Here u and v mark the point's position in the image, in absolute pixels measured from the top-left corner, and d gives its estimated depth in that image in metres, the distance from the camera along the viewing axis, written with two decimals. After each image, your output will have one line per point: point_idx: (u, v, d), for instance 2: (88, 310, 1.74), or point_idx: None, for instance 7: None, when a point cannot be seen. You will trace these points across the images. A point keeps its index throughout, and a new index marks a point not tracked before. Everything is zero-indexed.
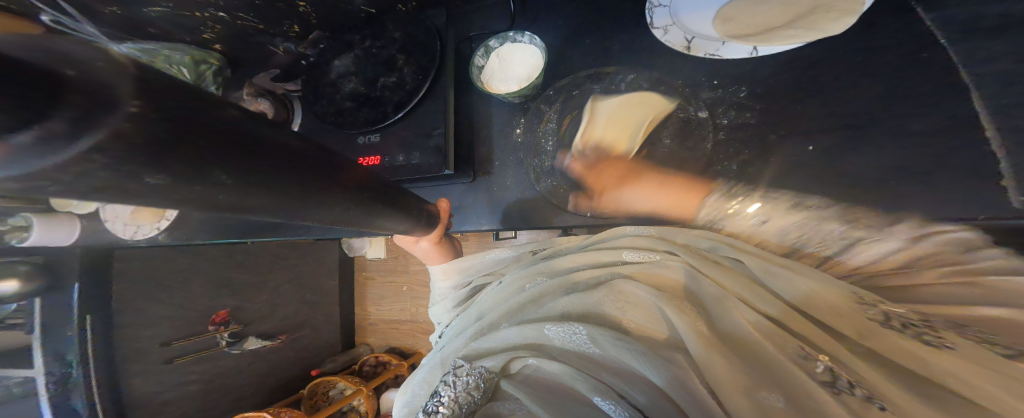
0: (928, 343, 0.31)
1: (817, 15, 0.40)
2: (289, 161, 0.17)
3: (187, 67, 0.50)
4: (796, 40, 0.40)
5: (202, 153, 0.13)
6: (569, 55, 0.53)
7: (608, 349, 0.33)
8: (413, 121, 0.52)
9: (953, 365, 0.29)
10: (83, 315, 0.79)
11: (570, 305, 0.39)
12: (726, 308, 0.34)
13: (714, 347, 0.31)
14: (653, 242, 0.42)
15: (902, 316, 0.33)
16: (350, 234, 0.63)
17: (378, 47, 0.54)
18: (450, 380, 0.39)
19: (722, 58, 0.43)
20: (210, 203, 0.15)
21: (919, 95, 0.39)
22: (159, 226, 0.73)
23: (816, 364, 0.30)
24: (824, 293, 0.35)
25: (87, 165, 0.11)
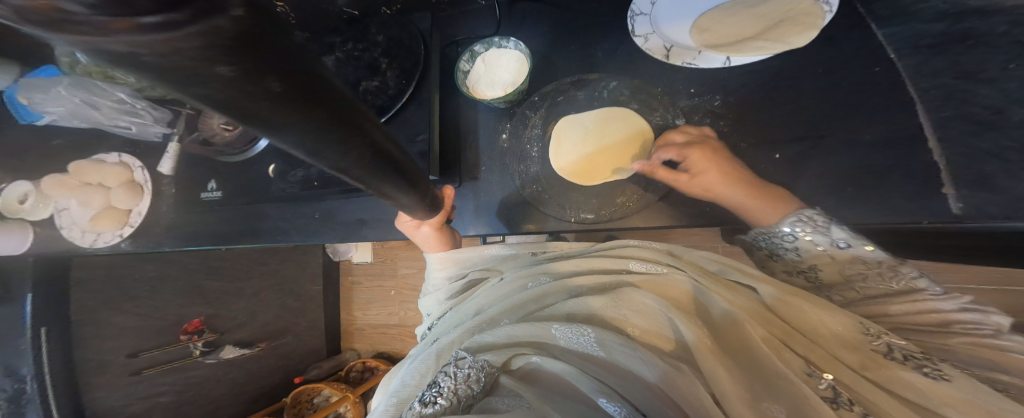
0: (926, 374, 0.31)
1: (784, 28, 0.44)
2: (329, 96, 0.16)
3: None
4: (764, 51, 0.44)
5: (263, 58, 0.12)
6: (554, 60, 0.53)
7: (613, 353, 0.34)
8: (396, 126, 0.52)
9: (943, 396, 0.30)
10: (37, 328, 0.73)
11: (577, 308, 0.40)
12: (738, 323, 0.36)
13: (719, 358, 0.33)
14: (659, 257, 0.45)
15: (904, 349, 0.34)
16: (330, 240, 0.62)
17: (360, 50, 0.53)
18: (450, 370, 0.37)
19: (698, 67, 0.46)
20: (247, 112, 0.14)
21: (872, 108, 0.42)
22: (122, 234, 0.70)
23: (820, 381, 0.32)
24: (829, 323, 0.36)
25: (189, 44, 0.10)
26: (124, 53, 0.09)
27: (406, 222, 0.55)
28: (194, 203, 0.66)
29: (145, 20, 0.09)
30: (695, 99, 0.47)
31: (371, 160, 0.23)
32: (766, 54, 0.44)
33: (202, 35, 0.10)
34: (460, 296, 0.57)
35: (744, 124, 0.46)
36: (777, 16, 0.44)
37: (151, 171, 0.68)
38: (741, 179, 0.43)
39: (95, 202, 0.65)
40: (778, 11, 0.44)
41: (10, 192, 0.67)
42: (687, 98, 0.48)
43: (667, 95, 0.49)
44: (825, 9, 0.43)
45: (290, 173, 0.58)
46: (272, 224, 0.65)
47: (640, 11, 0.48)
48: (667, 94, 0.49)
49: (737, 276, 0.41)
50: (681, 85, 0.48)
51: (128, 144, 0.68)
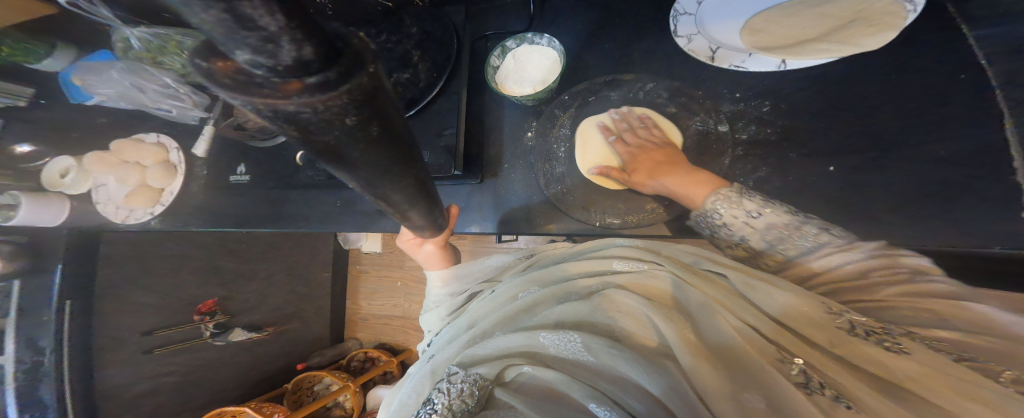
0: (888, 347, 0.28)
1: (852, 30, 0.40)
2: (400, 146, 0.18)
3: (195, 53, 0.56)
4: (828, 54, 0.40)
5: (369, 112, 0.14)
6: (587, 59, 0.53)
7: (602, 357, 0.32)
8: (425, 119, 0.51)
9: (912, 370, 0.26)
10: (63, 301, 0.76)
11: (566, 313, 0.38)
12: (712, 314, 0.32)
13: (701, 354, 0.30)
14: (640, 254, 0.42)
15: (864, 323, 0.30)
16: (348, 229, 0.61)
17: (393, 42, 0.53)
18: (444, 386, 0.36)
19: (748, 70, 0.43)
20: (331, 155, 0.16)
21: (938, 120, 0.39)
22: (153, 212, 0.71)
23: (791, 366, 0.28)
24: (795, 302, 0.32)
25: (331, 102, 0.12)
26: (248, 91, 0.11)
27: (409, 240, 0.58)
28: (223, 185, 0.68)
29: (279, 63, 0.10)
30: (740, 103, 0.45)
31: (395, 199, 0.23)
32: (829, 57, 0.40)
33: (345, 93, 0.12)
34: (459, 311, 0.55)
35: (795, 130, 0.43)
36: (846, 15, 0.40)
37: (187, 153, 0.70)
38: (671, 165, 0.44)
39: (131, 180, 0.67)
40: (848, 10, 0.40)
41: (53, 168, 0.70)
42: (731, 103, 0.45)
43: (709, 99, 0.46)
44: (908, 9, 0.38)
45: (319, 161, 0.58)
46: (294, 210, 0.65)
47: (684, 11, 0.46)
48: (708, 98, 0.46)
49: (709, 265, 0.38)
50: (725, 88, 0.45)
51: (168, 126, 0.71)
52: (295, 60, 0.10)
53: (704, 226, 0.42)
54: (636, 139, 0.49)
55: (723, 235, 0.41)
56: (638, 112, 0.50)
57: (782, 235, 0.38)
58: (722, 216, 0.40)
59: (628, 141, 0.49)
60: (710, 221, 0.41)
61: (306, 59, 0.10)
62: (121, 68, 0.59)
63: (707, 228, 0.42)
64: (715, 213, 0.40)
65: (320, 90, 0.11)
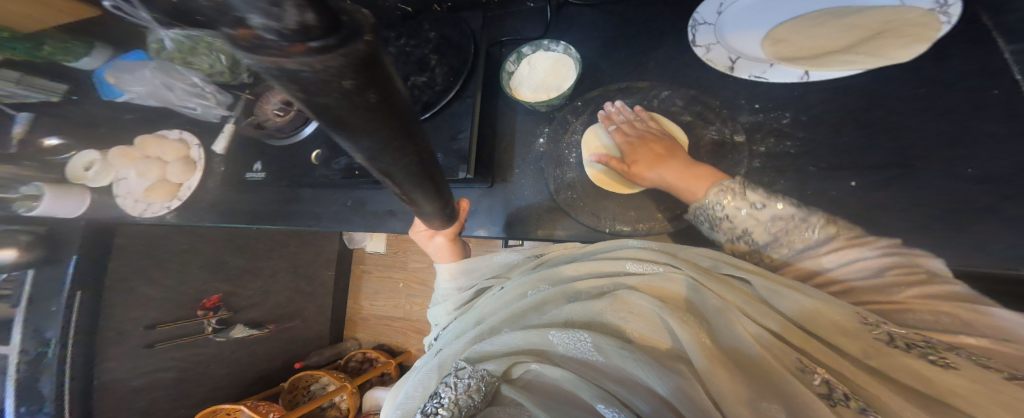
0: (932, 361, 0.27)
1: (882, 41, 0.40)
2: (401, 113, 0.16)
3: (225, 55, 0.62)
4: (854, 65, 0.40)
5: (370, 75, 0.12)
6: (602, 67, 0.54)
7: (613, 358, 0.30)
8: (439, 121, 0.52)
9: (953, 384, 0.25)
10: (74, 291, 0.77)
11: (575, 312, 0.36)
12: (729, 320, 0.31)
13: (717, 359, 0.29)
14: (657, 255, 0.40)
15: (904, 337, 0.29)
16: (358, 229, 0.62)
17: (412, 46, 0.55)
18: (450, 380, 0.35)
19: (770, 80, 0.44)
20: (331, 122, 0.14)
21: (963, 133, 0.39)
22: (170, 206, 0.72)
23: (811, 375, 0.27)
24: (826, 311, 0.31)
25: (332, 66, 0.10)
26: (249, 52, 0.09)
27: (420, 232, 0.57)
28: (238, 182, 0.69)
29: (277, 28, 0.08)
30: (757, 115, 0.45)
31: (406, 180, 0.23)
32: (855, 69, 0.40)
33: (343, 57, 0.10)
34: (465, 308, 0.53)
35: (813, 143, 0.43)
36: (877, 25, 0.40)
37: (206, 150, 0.71)
38: (672, 157, 0.46)
39: (152, 173, 0.70)
40: (881, 20, 0.40)
41: (78, 159, 0.72)
42: (750, 115, 0.45)
43: (727, 109, 0.46)
44: (942, 21, 0.38)
45: (334, 160, 0.58)
46: (305, 209, 0.66)
47: (703, 21, 0.46)
48: (726, 107, 0.46)
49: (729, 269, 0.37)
50: (743, 98, 0.45)
51: (190, 123, 0.73)
52: (298, 29, 0.08)
53: (704, 220, 0.43)
54: (633, 130, 0.49)
55: (725, 227, 0.42)
56: (634, 106, 0.50)
57: (786, 228, 0.39)
58: (725, 207, 0.41)
59: (626, 131, 0.50)
60: (712, 214, 0.42)
61: (307, 27, 0.08)
62: (154, 67, 0.62)
63: (708, 223, 0.43)
64: (718, 205, 0.41)
65: (326, 53, 0.10)
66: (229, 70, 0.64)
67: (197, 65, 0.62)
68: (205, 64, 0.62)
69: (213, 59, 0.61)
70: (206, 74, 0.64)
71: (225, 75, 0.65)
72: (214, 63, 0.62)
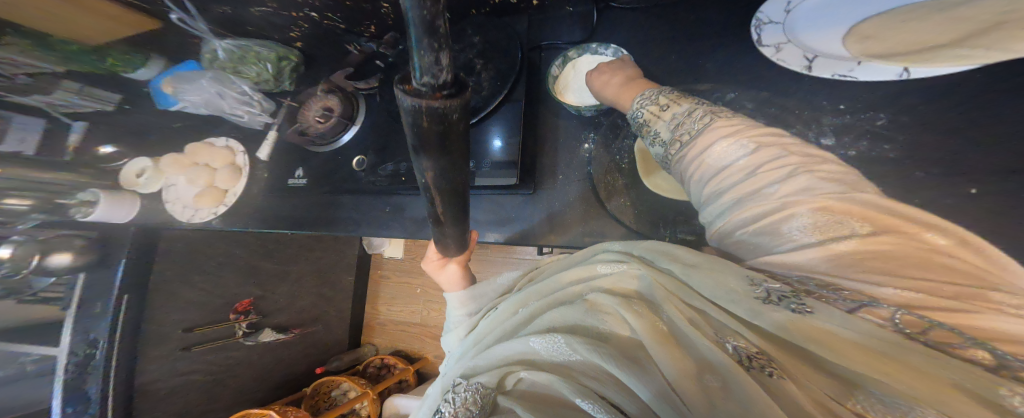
0: (845, 312, 0.20)
1: (996, 35, 0.35)
2: (464, 174, 0.20)
3: (271, 62, 0.63)
4: (966, 60, 0.35)
5: (461, 131, 0.16)
6: (653, 69, 0.51)
7: (584, 356, 0.27)
8: (488, 126, 0.50)
9: (847, 350, 0.19)
10: (121, 294, 0.80)
11: (554, 319, 0.32)
12: (664, 304, 0.26)
13: (670, 349, 0.24)
14: (626, 252, 0.34)
15: (794, 292, 0.23)
16: (397, 235, 0.61)
17: (457, 50, 0.54)
18: (449, 397, 0.34)
19: (858, 79, 0.40)
20: (439, 168, 0.18)
21: None
22: (216, 211, 0.73)
23: (760, 367, 0.21)
24: (717, 281, 0.25)
25: (452, 112, 0.15)
26: (424, 102, 0.14)
27: (432, 261, 0.58)
28: (277, 189, 0.70)
29: (433, 81, 0.14)
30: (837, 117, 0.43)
31: (456, 213, 0.25)
32: (969, 65, 0.36)
33: (460, 107, 0.15)
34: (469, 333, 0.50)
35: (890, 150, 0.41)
36: (982, 20, 0.36)
37: (251, 156, 0.73)
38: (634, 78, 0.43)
39: (200, 180, 0.71)
40: (991, 13, 0.36)
41: (127, 169, 0.74)
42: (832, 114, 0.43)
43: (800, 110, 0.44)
44: None
45: (381, 166, 0.56)
46: (342, 215, 0.66)
47: (769, 20, 0.44)
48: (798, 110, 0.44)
49: (663, 257, 0.30)
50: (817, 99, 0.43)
51: (234, 130, 0.75)
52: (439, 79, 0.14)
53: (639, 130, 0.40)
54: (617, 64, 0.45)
55: (658, 137, 0.37)
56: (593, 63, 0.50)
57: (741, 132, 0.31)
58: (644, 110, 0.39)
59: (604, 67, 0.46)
60: (638, 122, 0.40)
61: (443, 82, 0.14)
62: (210, 77, 0.64)
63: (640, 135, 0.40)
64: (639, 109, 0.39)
65: (450, 99, 0.14)
66: (273, 78, 0.65)
67: (245, 74, 0.64)
68: (253, 73, 0.64)
69: (260, 67, 0.63)
70: (253, 82, 0.65)
71: (270, 83, 0.66)
72: (261, 71, 0.64)
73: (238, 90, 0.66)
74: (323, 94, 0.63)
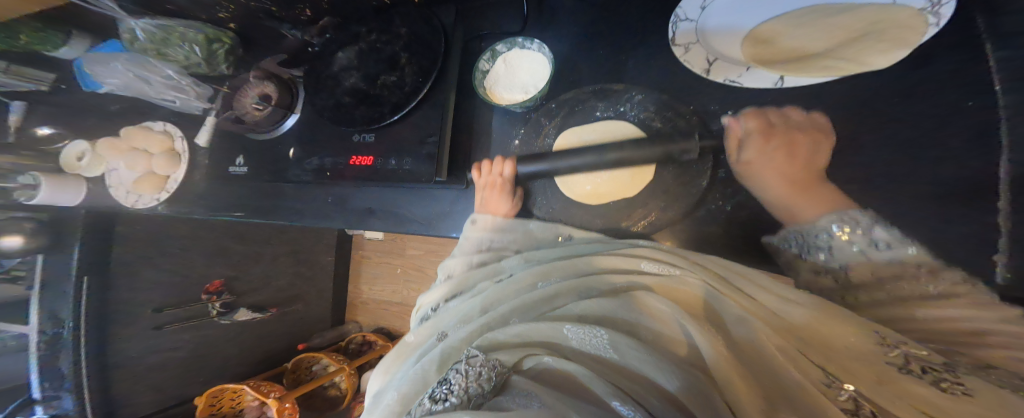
0: (940, 387, 0.25)
1: (862, 45, 0.36)
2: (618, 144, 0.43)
3: (199, 44, 0.61)
4: (830, 72, 0.37)
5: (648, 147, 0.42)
6: (578, 65, 0.51)
7: (629, 356, 0.31)
8: (410, 124, 0.50)
9: (957, 405, 0.23)
10: (81, 275, 0.81)
11: (590, 309, 0.38)
12: (747, 324, 0.32)
13: (736, 370, 0.28)
14: (668, 254, 0.39)
15: (921, 358, 0.28)
16: (339, 225, 0.62)
17: (383, 42, 0.53)
18: (461, 367, 0.33)
19: (744, 86, 0.41)
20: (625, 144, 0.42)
21: (940, 149, 0.36)
22: (159, 198, 0.75)
23: (840, 393, 0.26)
24: (843, 332, 0.31)
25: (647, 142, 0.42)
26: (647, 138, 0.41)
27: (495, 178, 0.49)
28: (223, 177, 0.70)
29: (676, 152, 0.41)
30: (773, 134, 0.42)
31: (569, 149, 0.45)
32: (832, 76, 0.38)
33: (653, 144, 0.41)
34: (477, 276, 0.46)
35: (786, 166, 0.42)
36: (861, 28, 0.36)
37: (190, 142, 0.73)
38: (795, 177, 0.42)
39: (139, 166, 0.72)
40: (865, 21, 0.36)
41: (70, 150, 0.73)
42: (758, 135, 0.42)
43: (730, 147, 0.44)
44: (931, 22, 0.33)
45: (307, 160, 0.57)
46: (287, 203, 0.67)
47: (685, 17, 0.44)
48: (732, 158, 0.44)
49: (739, 280, 0.36)
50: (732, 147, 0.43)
51: (173, 115, 0.74)
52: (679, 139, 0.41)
53: (802, 239, 0.41)
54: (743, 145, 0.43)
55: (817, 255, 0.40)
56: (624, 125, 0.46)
57: (893, 271, 0.37)
58: (832, 237, 0.39)
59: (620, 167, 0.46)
60: (809, 237, 0.40)
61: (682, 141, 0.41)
62: (127, 60, 0.64)
63: (798, 245, 0.41)
64: (825, 234, 0.39)
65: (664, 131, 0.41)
66: (205, 61, 0.64)
67: (171, 57, 0.63)
68: (180, 55, 0.62)
69: (186, 49, 0.61)
70: (183, 65, 0.64)
71: (202, 66, 0.65)
72: (188, 53, 0.61)
73: (165, 74, 0.65)
74: (258, 80, 0.61)
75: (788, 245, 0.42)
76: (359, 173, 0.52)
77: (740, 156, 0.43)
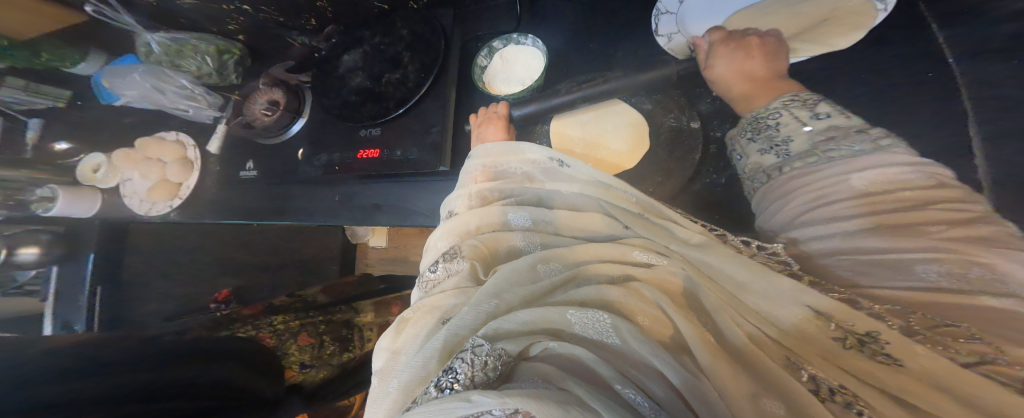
0: (874, 359, 0.26)
1: (826, 30, 0.40)
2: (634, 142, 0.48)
3: (211, 55, 0.65)
4: (800, 54, 0.41)
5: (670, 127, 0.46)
6: (570, 57, 0.54)
7: (631, 343, 0.30)
8: (414, 116, 0.53)
9: (906, 386, 0.24)
10: (94, 288, 0.85)
11: (592, 294, 0.35)
12: (721, 312, 0.31)
13: (722, 356, 0.28)
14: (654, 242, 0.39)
15: (857, 331, 0.27)
16: (347, 221, 0.64)
17: (386, 44, 0.56)
18: (466, 355, 0.31)
19: None
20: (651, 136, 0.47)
21: (906, 114, 0.40)
22: (171, 205, 0.77)
23: (801, 373, 0.27)
24: (789, 313, 0.30)
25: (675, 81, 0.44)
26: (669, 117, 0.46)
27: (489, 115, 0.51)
28: (234, 181, 0.73)
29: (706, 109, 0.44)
30: (742, 37, 0.42)
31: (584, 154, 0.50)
32: (804, 57, 0.41)
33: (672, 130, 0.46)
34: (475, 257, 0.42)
35: (739, 59, 0.41)
36: (823, 14, 0.40)
37: (201, 150, 0.75)
38: (753, 78, 0.41)
39: (152, 174, 0.74)
40: (825, 8, 0.39)
41: (87, 162, 0.77)
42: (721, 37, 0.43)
43: (709, 57, 0.44)
44: (879, 8, 0.38)
45: (316, 157, 0.60)
46: (297, 204, 0.69)
47: (666, 10, 0.47)
48: (706, 61, 0.44)
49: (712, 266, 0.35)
50: (704, 46, 0.44)
51: (184, 124, 0.78)
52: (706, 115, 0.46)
53: (761, 135, 0.40)
54: (709, 47, 0.44)
55: (777, 149, 0.39)
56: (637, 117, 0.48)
57: (839, 141, 0.36)
58: (784, 115, 0.39)
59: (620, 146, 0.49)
60: (768, 128, 0.40)
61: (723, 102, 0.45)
62: (144, 71, 0.67)
63: (752, 130, 0.41)
64: (779, 112, 0.39)
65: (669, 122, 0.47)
66: (217, 71, 0.67)
67: (186, 68, 0.66)
68: (194, 67, 0.65)
69: (201, 60, 0.65)
70: (196, 76, 0.67)
71: (214, 76, 0.68)
72: (202, 65, 0.65)
73: (179, 85, 0.68)
74: (268, 87, 0.64)
75: (743, 151, 0.42)
76: (367, 166, 0.54)
77: (705, 62, 0.44)
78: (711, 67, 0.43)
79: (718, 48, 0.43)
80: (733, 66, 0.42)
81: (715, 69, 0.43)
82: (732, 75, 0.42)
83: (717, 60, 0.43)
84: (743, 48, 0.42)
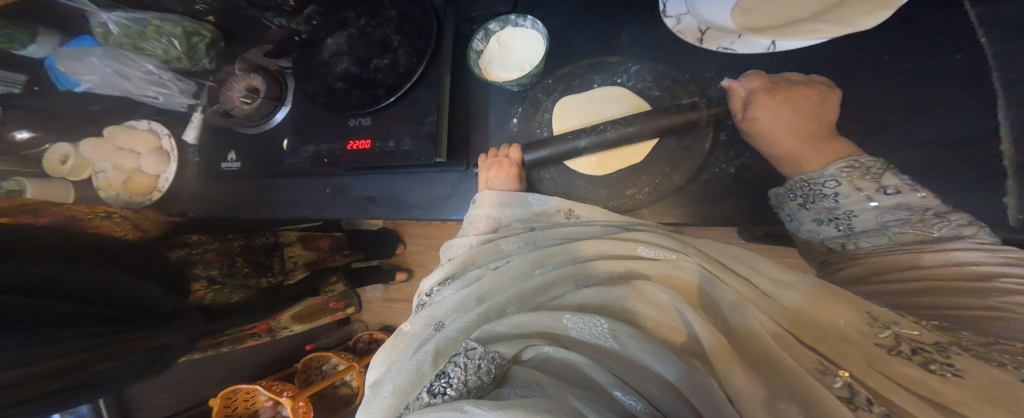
0: (936, 371, 0.26)
1: (849, 8, 0.37)
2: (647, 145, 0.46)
3: (179, 38, 0.59)
4: (818, 34, 0.37)
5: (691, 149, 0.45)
6: (572, 39, 0.50)
7: (628, 346, 0.31)
8: (406, 105, 0.49)
9: (956, 392, 0.24)
10: None
11: (588, 297, 0.37)
12: (740, 308, 0.32)
13: (733, 355, 0.28)
14: (664, 239, 0.40)
15: (916, 341, 0.29)
16: (340, 215, 0.62)
17: (373, 26, 0.52)
18: (459, 360, 0.33)
19: (736, 53, 0.41)
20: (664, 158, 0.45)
21: (935, 98, 0.37)
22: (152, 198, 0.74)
23: (836, 379, 0.27)
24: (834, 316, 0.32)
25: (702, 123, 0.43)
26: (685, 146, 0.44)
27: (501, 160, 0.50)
28: (216, 173, 0.68)
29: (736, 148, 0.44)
30: (780, 80, 0.41)
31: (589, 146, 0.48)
32: (820, 38, 0.37)
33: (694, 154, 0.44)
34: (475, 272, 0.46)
35: (784, 114, 0.40)
36: None
37: (178, 140, 0.71)
38: (801, 132, 0.41)
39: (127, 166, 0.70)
40: None
41: (53, 151, 0.71)
42: (760, 82, 0.41)
43: (750, 105, 0.42)
44: None
45: (303, 148, 0.56)
46: (288, 197, 0.66)
47: None
48: (747, 109, 0.42)
49: (741, 268, 0.37)
50: (742, 93, 0.42)
51: (158, 113, 0.72)
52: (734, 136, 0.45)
53: (807, 196, 0.41)
54: (747, 96, 0.42)
55: (825, 207, 0.40)
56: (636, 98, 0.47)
57: (908, 218, 0.37)
58: (840, 186, 0.39)
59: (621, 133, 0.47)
60: (814, 189, 0.40)
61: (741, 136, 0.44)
62: (103, 55, 0.61)
63: (804, 198, 0.41)
64: (835, 181, 0.39)
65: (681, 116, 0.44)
66: (187, 55, 0.61)
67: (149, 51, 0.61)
68: (159, 50, 0.60)
69: (166, 43, 0.59)
70: (162, 60, 0.62)
71: (184, 60, 0.62)
72: (168, 48, 0.59)
73: (145, 70, 0.63)
74: (245, 73, 0.59)
75: (793, 215, 0.42)
76: (358, 158, 0.51)
77: (746, 112, 0.42)
78: (753, 116, 0.42)
79: (757, 96, 0.41)
80: (784, 122, 0.40)
81: (757, 118, 0.41)
82: (783, 128, 0.41)
83: (758, 110, 0.41)
84: (785, 98, 0.40)
